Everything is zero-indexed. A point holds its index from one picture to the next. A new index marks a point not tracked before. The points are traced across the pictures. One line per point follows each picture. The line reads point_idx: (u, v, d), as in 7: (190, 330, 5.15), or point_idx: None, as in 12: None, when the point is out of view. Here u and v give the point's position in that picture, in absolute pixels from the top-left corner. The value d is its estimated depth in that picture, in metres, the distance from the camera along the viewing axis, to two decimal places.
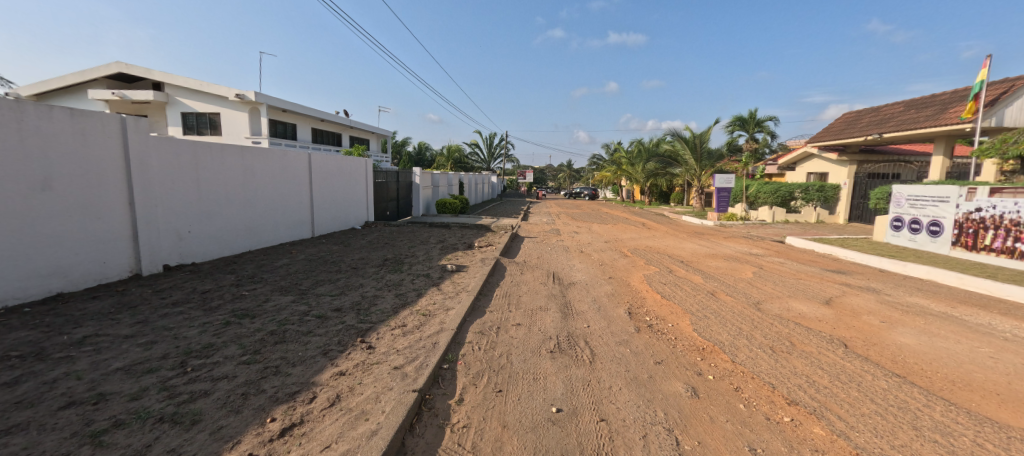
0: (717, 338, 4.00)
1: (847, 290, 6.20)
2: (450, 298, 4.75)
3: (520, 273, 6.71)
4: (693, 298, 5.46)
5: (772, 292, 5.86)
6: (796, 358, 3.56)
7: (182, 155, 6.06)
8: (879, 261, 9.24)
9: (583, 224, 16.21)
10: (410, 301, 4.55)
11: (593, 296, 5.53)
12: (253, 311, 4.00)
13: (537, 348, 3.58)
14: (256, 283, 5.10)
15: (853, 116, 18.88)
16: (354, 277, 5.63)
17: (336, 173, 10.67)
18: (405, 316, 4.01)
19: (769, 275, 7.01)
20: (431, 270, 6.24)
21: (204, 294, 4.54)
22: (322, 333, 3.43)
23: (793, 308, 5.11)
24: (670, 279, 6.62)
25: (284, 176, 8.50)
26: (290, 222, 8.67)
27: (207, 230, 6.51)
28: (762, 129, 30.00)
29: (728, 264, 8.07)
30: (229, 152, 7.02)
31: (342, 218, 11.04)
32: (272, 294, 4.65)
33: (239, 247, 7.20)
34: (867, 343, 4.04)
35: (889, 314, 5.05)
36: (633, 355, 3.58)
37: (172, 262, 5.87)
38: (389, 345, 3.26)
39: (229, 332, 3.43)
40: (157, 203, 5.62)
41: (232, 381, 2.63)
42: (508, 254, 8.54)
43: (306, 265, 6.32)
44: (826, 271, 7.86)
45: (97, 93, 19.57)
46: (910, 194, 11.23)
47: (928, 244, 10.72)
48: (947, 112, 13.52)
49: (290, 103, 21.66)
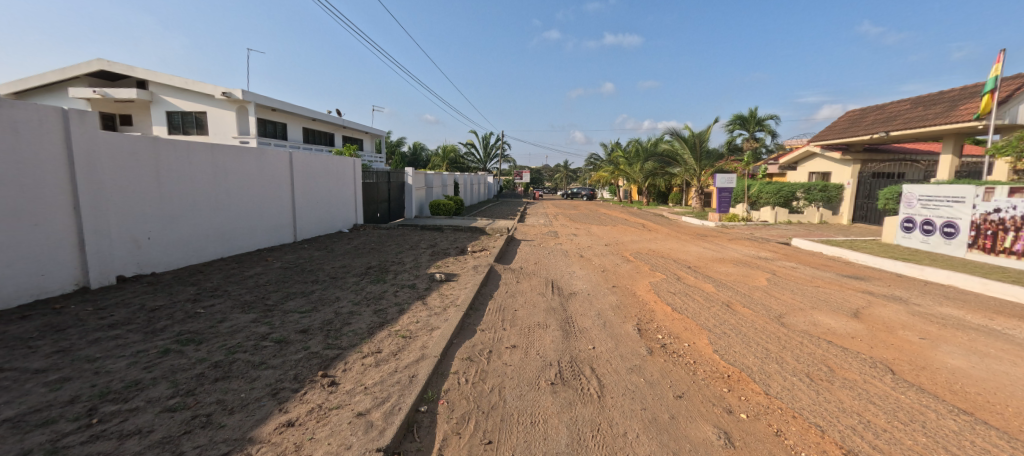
0: (743, 363, 3.46)
1: (872, 299, 5.69)
2: (436, 314, 4.18)
3: (515, 282, 6.15)
4: (708, 311, 4.91)
5: (793, 303, 5.32)
6: (840, 389, 3.03)
7: (141, 154, 5.46)
8: (893, 265, 8.78)
9: (581, 226, 15.69)
10: (389, 319, 3.97)
11: (596, 308, 4.98)
12: (200, 335, 3.40)
13: (534, 380, 3.01)
14: (216, 297, 4.51)
15: (857, 114, 18.47)
16: (330, 289, 5.04)
17: (320, 173, 10.07)
18: (382, 339, 3.45)
19: (785, 283, 6.50)
20: (418, 280, 5.66)
21: (151, 313, 3.93)
22: (277, 365, 2.85)
23: (820, 323, 4.58)
24: (678, 287, 6.08)
25: (261, 178, 7.89)
26: (268, 225, 8.07)
27: (170, 237, 5.89)
28: (762, 129, 29.71)
29: (738, 269, 7.54)
30: (198, 151, 6.41)
31: (328, 220, 10.43)
32: (233, 311, 4.06)
33: (209, 255, 6.58)
34: (915, 366, 3.52)
35: (927, 329, 4.54)
36: (647, 386, 3.03)
37: (127, 273, 5.25)
38: (357, 380, 2.69)
39: (163, 365, 2.84)
40: (110, 207, 5.01)
41: (145, 439, 2.03)
42: (503, 260, 7.97)
43: (280, 274, 5.73)
44: (843, 277, 7.34)
45: (76, 91, 18.80)
46: (922, 194, 10.80)
47: (942, 247, 10.28)
48: (957, 109, 13.13)
49: (279, 102, 20.97)
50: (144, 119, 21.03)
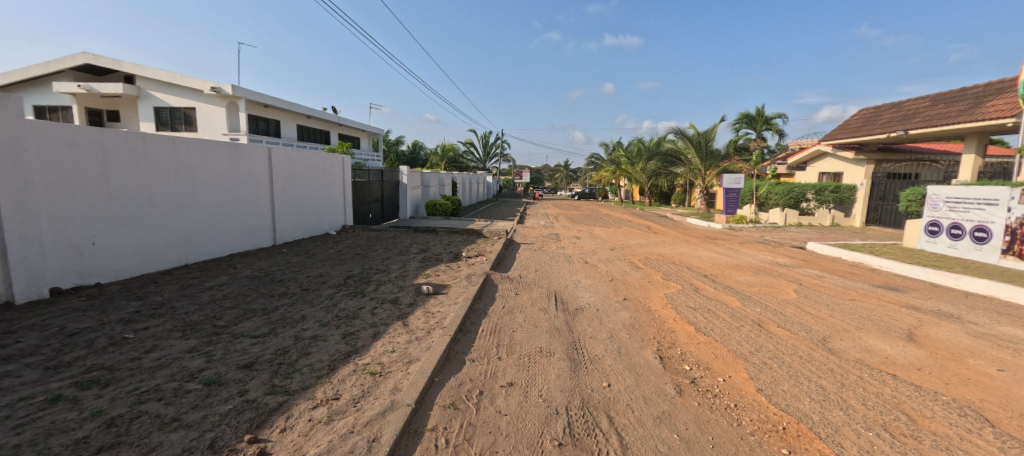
0: (800, 410, 2.74)
1: (922, 317, 4.99)
2: (417, 341, 3.45)
3: (513, 294, 5.44)
4: (738, 333, 4.19)
5: (834, 322, 4.59)
6: (935, 452, 2.31)
7: (83, 146, 4.73)
8: (923, 272, 8.10)
9: (583, 228, 15.01)
10: (358, 348, 3.25)
11: (608, 330, 4.24)
12: (111, 373, 2.67)
13: (534, 440, 2.27)
14: (157, 317, 3.76)
15: (871, 112, 17.79)
16: (297, 306, 4.32)
17: (304, 172, 9.35)
18: (344, 378, 2.72)
19: (816, 295, 5.81)
20: (402, 294, 4.94)
21: (68, 339, 3.20)
22: (194, 424, 2.12)
23: (874, 349, 3.87)
24: (698, 301, 5.34)
25: (233, 175, 7.16)
26: (242, 227, 7.38)
27: (121, 242, 5.16)
28: (769, 127, 28.96)
29: (760, 279, 6.82)
30: (156, 144, 5.68)
31: (312, 222, 9.73)
32: (168, 336, 3.33)
33: (170, 262, 5.87)
34: (1012, 413, 2.80)
35: (998, 356, 3.85)
36: (684, 448, 2.30)
37: (65, 284, 4.53)
38: (296, 450, 1.96)
39: (40, 423, 2.10)
40: (42, 207, 4.29)
41: None
42: (500, 267, 7.25)
43: (244, 286, 5.00)
44: (877, 288, 6.63)
45: (60, 85, 17.94)
46: (949, 196, 10.10)
47: (972, 252, 9.59)
48: (983, 106, 12.41)
49: (271, 98, 20.21)
50: (132, 115, 20.28)
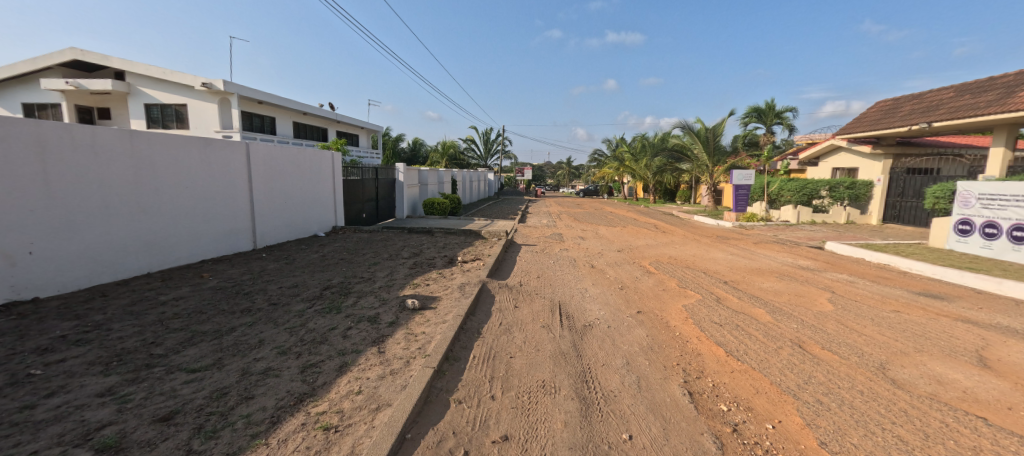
0: None
1: (984, 334, 4.31)
2: (391, 376, 2.81)
3: (512, 307, 4.78)
4: (778, 358, 3.53)
5: (888, 343, 3.92)
6: None
7: (16, 140, 4.10)
8: (959, 275, 7.40)
9: (587, 227, 14.32)
10: (316, 388, 2.60)
11: (623, 354, 3.60)
12: None
13: None
14: (82, 344, 3.14)
15: (889, 105, 17.01)
16: (258, 326, 3.68)
17: (287, 169, 8.71)
18: (288, 438, 2.08)
19: (853, 306, 5.15)
20: (384, 310, 4.29)
21: None
22: None
23: (947, 380, 3.19)
24: (723, 316, 4.67)
25: (203, 172, 6.51)
26: (215, 230, 6.76)
27: (66, 250, 4.54)
28: (779, 121, 28.12)
29: (787, 286, 6.16)
30: (109, 139, 5.04)
31: (298, 223, 9.12)
32: (84, 372, 2.70)
33: (128, 271, 5.27)
34: None
35: None
36: None
37: None
38: None
39: None
40: None
41: None
42: (498, 274, 6.58)
43: (203, 300, 4.37)
44: (918, 296, 5.94)
45: (47, 82, 17.38)
46: (982, 193, 9.34)
47: (1009, 253, 8.88)
48: (1014, 95, 11.61)
49: (265, 94, 19.61)
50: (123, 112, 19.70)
